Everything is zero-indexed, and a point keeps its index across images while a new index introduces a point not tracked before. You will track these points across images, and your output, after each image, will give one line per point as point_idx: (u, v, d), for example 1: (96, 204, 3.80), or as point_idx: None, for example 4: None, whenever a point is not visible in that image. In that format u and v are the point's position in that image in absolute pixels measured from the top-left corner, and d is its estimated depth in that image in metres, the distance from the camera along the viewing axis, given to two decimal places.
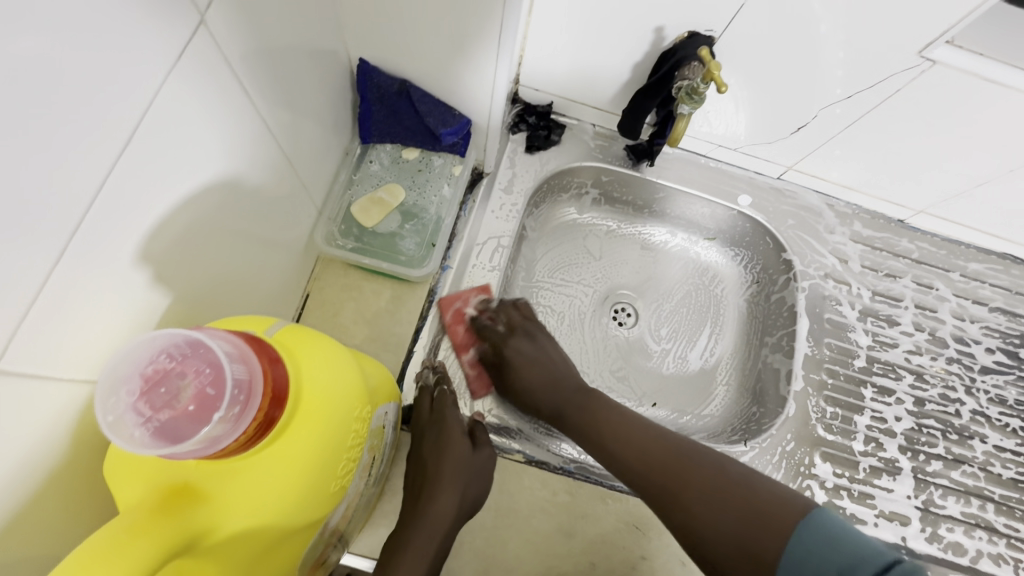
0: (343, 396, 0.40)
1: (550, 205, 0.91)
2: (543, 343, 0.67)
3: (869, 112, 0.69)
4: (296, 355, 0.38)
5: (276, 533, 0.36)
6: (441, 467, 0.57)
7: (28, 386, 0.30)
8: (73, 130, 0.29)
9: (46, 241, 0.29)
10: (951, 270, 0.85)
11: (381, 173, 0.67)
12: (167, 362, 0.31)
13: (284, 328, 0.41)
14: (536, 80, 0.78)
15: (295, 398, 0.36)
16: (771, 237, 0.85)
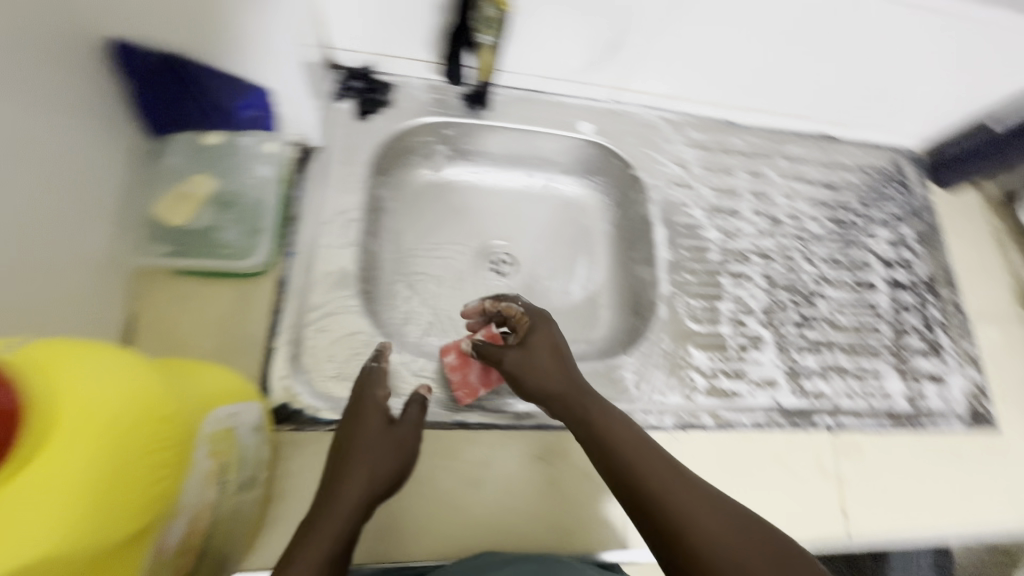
0: (118, 402, 0.35)
1: (401, 171, 0.88)
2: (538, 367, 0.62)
3: (664, 16, 0.72)
4: (43, 368, 0.34)
5: (55, 565, 0.32)
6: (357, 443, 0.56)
7: None
8: None
9: None
10: (776, 156, 0.94)
11: (181, 165, 0.63)
12: None
13: (38, 342, 0.36)
14: (345, 39, 0.73)
15: (39, 413, 0.32)
16: (618, 157, 0.88)
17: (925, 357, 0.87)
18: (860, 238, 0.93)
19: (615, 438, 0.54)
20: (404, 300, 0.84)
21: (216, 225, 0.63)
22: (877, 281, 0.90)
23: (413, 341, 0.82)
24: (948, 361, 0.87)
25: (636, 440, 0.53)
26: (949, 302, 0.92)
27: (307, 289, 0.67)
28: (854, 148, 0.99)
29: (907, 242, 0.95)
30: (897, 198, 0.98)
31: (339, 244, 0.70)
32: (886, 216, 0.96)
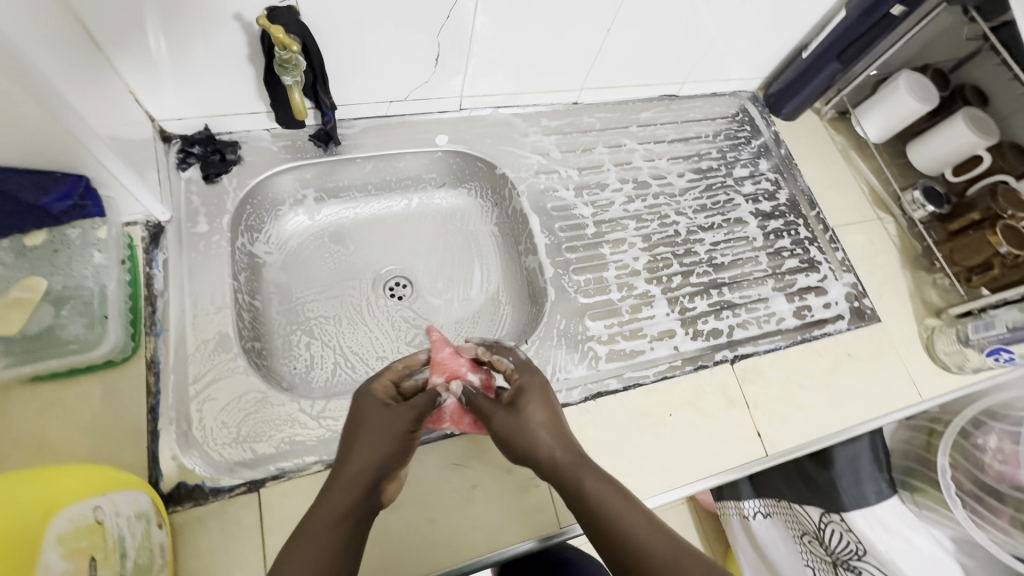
0: None
1: (273, 222, 0.87)
2: (528, 412, 0.59)
3: (474, 23, 0.75)
4: None
5: None
6: (361, 426, 0.57)
7: None
8: None
9: None
10: (630, 125, 1.00)
11: (7, 272, 0.59)
12: None
13: None
14: (172, 109, 0.73)
15: None
16: (481, 161, 0.91)
17: (803, 274, 0.93)
18: (723, 181, 0.99)
19: (597, 493, 0.51)
20: (304, 347, 0.83)
21: (56, 325, 0.60)
22: (746, 216, 0.97)
23: (321, 385, 0.81)
24: (824, 272, 0.94)
25: (615, 492, 0.50)
26: (814, 219, 0.99)
27: (185, 362, 0.66)
28: (699, 101, 1.06)
29: (766, 175, 1.02)
30: (749, 138, 1.06)
31: (211, 310, 0.69)
32: (743, 156, 1.03)
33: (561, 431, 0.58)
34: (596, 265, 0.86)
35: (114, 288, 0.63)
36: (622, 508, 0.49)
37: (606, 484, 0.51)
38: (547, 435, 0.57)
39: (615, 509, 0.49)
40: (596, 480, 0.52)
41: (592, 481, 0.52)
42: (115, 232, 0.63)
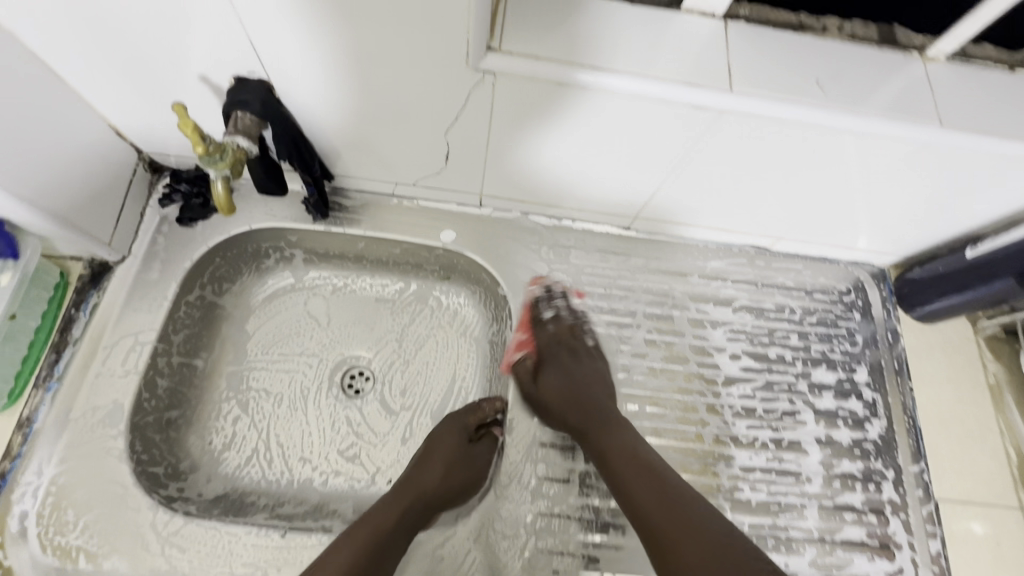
0: None
1: (251, 275, 0.80)
2: (580, 353, 0.70)
3: (490, 131, 0.59)
4: None
5: None
6: (435, 455, 0.65)
7: None
8: None
9: None
10: (690, 273, 0.78)
11: None
12: None
13: None
14: (159, 146, 0.67)
15: None
16: (487, 272, 0.76)
17: (864, 554, 0.65)
18: (793, 382, 0.73)
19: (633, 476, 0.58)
20: (229, 422, 0.74)
21: None
22: (809, 443, 0.70)
23: (223, 474, 0.72)
24: (901, 563, 0.65)
25: (640, 459, 0.59)
26: (913, 480, 0.69)
27: (60, 430, 0.59)
28: (799, 264, 0.80)
29: (863, 390, 0.74)
30: (856, 331, 0.78)
31: (116, 374, 0.63)
32: (836, 354, 0.76)
33: (573, 400, 0.66)
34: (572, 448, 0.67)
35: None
36: (636, 468, 0.58)
37: (634, 454, 0.59)
38: (579, 366, 0.69)
39: (654, 488, 0.56)
40: (632, 457, 0.59)
41: (618, 451, 0.60)
42: (20, 278, 0.58)
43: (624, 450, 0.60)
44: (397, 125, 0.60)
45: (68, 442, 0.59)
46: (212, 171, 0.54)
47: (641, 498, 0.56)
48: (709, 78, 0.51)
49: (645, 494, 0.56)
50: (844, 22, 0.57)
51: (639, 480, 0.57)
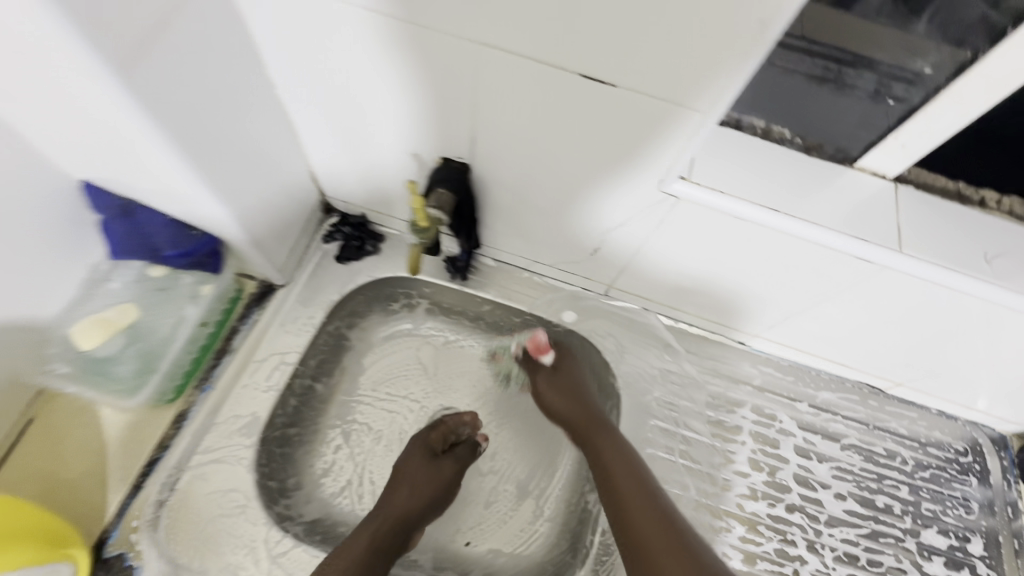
0: None
1: (378, 313, 0.85)
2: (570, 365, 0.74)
3: (649, 236, 0.64)
4: None
5: None
6: (404, 480, 0.70)
7: None
8: None
9: None
10: (800, 400, 0.78)
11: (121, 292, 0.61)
12: None
13: None
14: (340, 192, 0.76)
15: None
16: (599, 356, 0.79)
17: None
18: (900, 538, 0.71)
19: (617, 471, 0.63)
20: (331, 450, 0.78)
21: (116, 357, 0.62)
22: None
23: (319, 500, 0.75)
24: None
25: (621, 453, 0.65)
26: None
27: (205, 430, 0.64)
28: (913, 413, 0.79)
29: (975, 564, 0.70)
30: (970, 497, 0.74)
31: (259, 387, 0.69)
32: (948, 518, 0.73)
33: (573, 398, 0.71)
34: None
35: (180, 341, 0.62)
36: (610, 460, 0.64)
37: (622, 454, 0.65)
38: (564, 372, 0.73)
39: (630, 480, 0.62)
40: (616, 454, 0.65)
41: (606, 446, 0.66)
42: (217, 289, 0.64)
43: (609, 445, 0.66)
44: (562, 218, 0.66)
45: (210, 443, 0.64)
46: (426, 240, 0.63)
47: (618, 472, 0.62)
48: (879, 236, 0.54)
49: (622, 475, 0.62)
50: (1004, 196, 0.59)
51: (623, 462, 0.63)
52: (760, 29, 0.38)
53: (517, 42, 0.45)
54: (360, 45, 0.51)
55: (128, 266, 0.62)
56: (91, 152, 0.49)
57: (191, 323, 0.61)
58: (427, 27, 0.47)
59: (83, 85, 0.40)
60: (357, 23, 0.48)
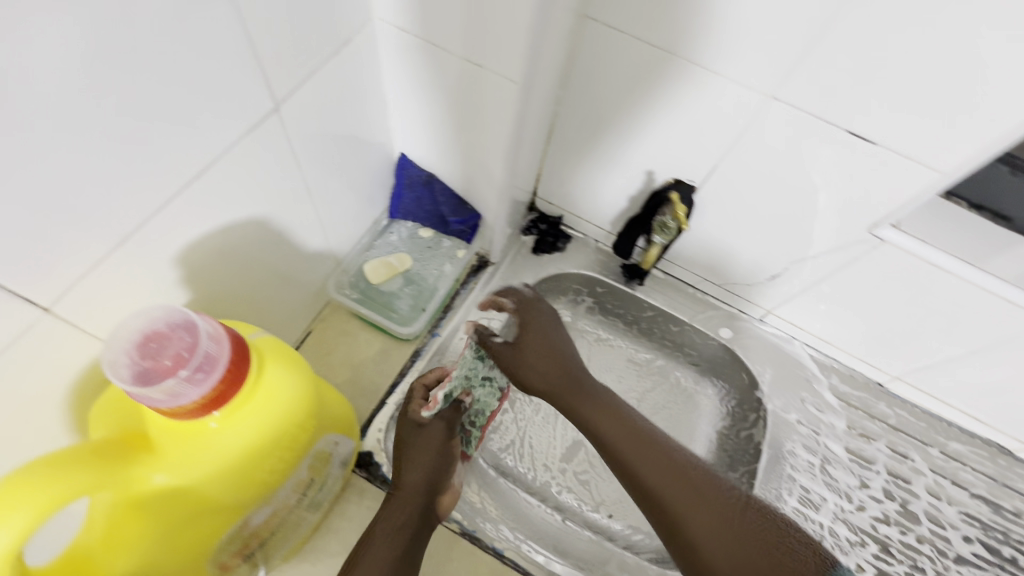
0: (293, 391, 0.45)
1: (547, 302, 0.97)
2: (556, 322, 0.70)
3: (835, 272, 0.73)
4: (266, 358, 0.44)
5: (193, 502, 0.42)
6: (423, 459, 0.65)
7: (66, 335, 0.38)
8: (158, 158, 0.38)
9: (110, 233, 0.38)
10: (931, 445, 0.85)
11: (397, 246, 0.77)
12: (164, 327, 0.40)
13: (264, 334, 0.47)
14: (551, 195, 0.90)
15: (255, 378, 0.43)
16: (748, 373, 0.89)
17: None
18: None
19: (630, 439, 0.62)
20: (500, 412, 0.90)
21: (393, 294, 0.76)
22: None
23: (490, 450, 0.87)
24: None
25: (646, 449, 0.61)
26: None
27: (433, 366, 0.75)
28: None
29: None
30: None
31: None
32: None
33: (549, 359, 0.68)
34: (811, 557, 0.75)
35: (440, 294, 0.76)
36: (661, 464, 0.60)
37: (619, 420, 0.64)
38: (547, 330, 0.70)
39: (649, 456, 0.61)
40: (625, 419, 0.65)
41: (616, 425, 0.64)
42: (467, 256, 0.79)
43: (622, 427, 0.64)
44: (754, 245, 0.77)
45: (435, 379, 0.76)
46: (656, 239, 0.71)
47: (655, 479, 0.59)
48: None
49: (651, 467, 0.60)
50: None
51: (655, 463, 0.60)
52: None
53: (807, 100, 0.56)
54: (661, 85, 0.63)
55: (404, 225, 0.77)
56: (440, 135, 0.65)
57: (453, 278, 0.77)
58: (732, 79, 0.58)
59: (496, 91, 0.54)
60: (671, 67, 0.60)
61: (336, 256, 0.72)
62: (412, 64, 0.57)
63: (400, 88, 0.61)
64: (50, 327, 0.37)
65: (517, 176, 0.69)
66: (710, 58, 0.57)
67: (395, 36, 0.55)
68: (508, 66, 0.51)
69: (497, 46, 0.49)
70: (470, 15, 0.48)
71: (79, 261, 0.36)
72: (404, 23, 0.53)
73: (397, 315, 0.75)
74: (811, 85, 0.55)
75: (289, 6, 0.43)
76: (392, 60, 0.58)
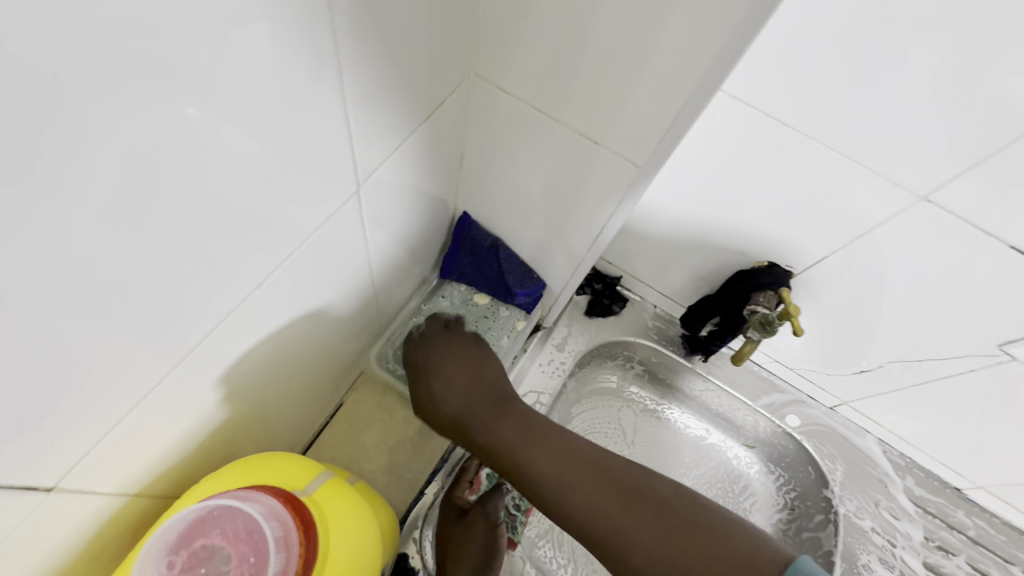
0: (358, 565, 0.44)
1: (593, 367, 0.88)
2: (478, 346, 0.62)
3: (940, 378, 0.66)
4: (328, 524, 0.43)
5: None
6: (465, 551, 0.61)
7: (77, 499, 0.32)
8: (201, 258, 0.29)
9: (133, 354, 0.29)
10: (1013, 562, 0.77)
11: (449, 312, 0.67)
12: (216, 541, 0.38)
13: (323, 484, 0.45)
14: (612, 255, 0.81)
15: (322, 561, 0.41)
16: (814, 467, 0.80)
17: None
18: None
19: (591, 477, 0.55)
20: None
21: None
22: None
23: (526, 537, 0.78)
24: None
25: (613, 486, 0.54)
26: None
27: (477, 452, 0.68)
28: None
29: None
30: None
31: None
32: None
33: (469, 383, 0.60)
34: None
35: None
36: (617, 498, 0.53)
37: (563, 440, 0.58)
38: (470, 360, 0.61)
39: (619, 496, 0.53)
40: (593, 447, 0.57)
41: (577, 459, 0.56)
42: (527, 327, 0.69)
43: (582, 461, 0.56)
44: (845, 337, 0.69)
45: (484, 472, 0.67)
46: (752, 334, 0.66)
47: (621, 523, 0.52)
48: None
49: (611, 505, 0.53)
50: None
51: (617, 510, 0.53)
52: None
53: (964, 204, 0.48)
54: (782, 165, 0.54)
55: (460, 288, 0.66)
56: (517, 202, 0.56)
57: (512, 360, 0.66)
58: (876, 169, 0.50)
59: (606, 170, 0.46)
60: (800, 146, 0.52)
61: (380, 323, 0.63)
62: (504, 126, 0.49)
63: (480, 147, 0.53)
64: (54, 505, 0.30)
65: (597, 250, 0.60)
66: (853, 145, 0.49)
67: (491, 93, 0.46)
68: (633, 149, 0.42)
69: (626, 126, 0.41)
70: (600, 89, 0.39)
71: (90, 402, 0.28)
72: (507, 82, 0.44)
73: None
74: (975, 190, 0.47)
75: (385, 70, 0.34)
76: (480, 117, 0.49)
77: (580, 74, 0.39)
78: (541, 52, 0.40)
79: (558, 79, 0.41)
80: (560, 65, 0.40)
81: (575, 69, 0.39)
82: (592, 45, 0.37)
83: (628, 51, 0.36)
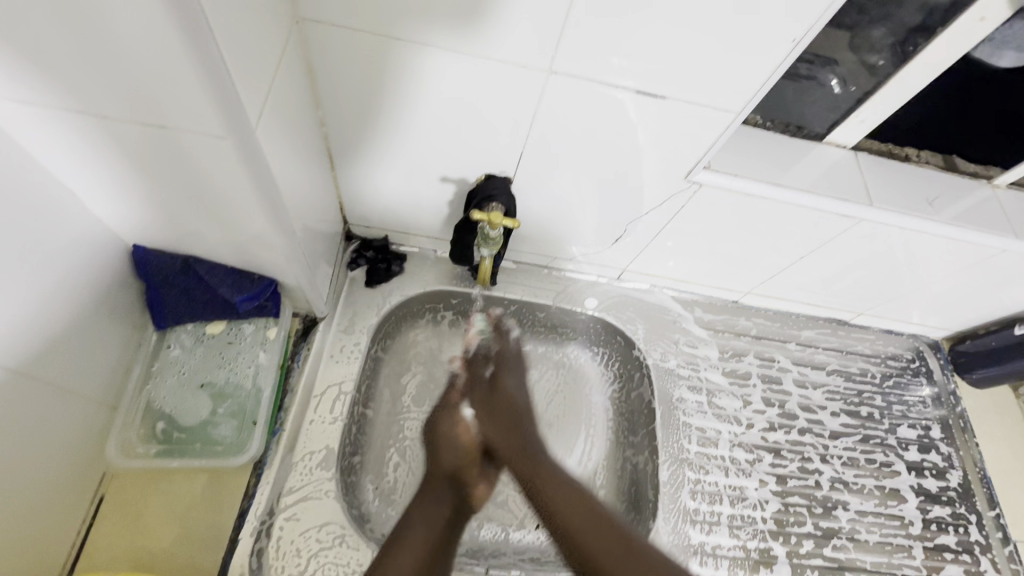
0: None
1: (403, 331, 0.83)
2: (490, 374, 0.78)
3: (676, 216, 0.71)
4: None
5: None
6: (442, 443, 0.71)
7: None
8: None
9: None
10: (788, 340, 0.92)
11: (183, 356, 0.62)
12: None
13: None
14: (366, 220, 0.78)
15: None
16: (622, 335, 0.86)
17: (959, 565, 0.79)
18: (884, 437, 0.87)
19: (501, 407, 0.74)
20: (391, 467, 0.74)
21: (209, 419, 0.61)
22: (905, 490, 0.83)
23: (386, 516, 0.71)
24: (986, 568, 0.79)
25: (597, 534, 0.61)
26: (991, 522, 0.83)
27: (287, 471, 0.63)
28: (872, 334, 0.95)
29: (952, 456, 0.88)
30: (922, 392, 0.93)
31: (327, 420, 0.67)
32: (913, 415, 0.90)
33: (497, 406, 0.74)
34: (727, 479, 0.79)
35: (268, 395, 0.63)
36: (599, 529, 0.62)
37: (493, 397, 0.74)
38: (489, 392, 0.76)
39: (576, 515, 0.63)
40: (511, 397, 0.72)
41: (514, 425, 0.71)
42: (283, 334, 0.66)
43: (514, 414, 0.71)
44: (589, 217, 0.72)
45: (306, 493, 0.62)
46: (484, 252, 0.66)
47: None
48: (854, 195, 0.67)
49: (585, 524, 0.62)
50: (921, 149, 0.74)
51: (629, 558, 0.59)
52: (793, 46, 0.46)
53: (581, 68, 0.50)
54: (424, 82, 0.53)
55: (183, 330, 0.62)
56: (171, 216, 0.50)
57: (271, 369, 0.64)
58: (494, 61, 0.50)
59: (202, 153, 0.42)
60: (421, 58, 0.51)
61: (93, 397, 0.55)
62: (81, 148, 0.43)
63: (84, 175, 0.46)
64: None
65: (297, 234, 0.56)
66: (463, 46, 0.49)
67: (28, 116, 0.39)
68: (194, 117, 0.38)
69: (167, 97, 0.37)
70: (108, 62, 0.34)
71: None
72: (30, 99, 0.38)
73: (222, 445, 0.60)
74: (582, 53, 0.49)
75: None
76: (51, 149, 0.43)
77: (73, 62, 0.35)
78: (15, 53, 0.34)
79: (64, 74, 0.36)
80: (49, 58, 0.34)
81: (64, 58, 0.34)
82: (47, 26, 0.32)
83: (81, 16, 0.31)
